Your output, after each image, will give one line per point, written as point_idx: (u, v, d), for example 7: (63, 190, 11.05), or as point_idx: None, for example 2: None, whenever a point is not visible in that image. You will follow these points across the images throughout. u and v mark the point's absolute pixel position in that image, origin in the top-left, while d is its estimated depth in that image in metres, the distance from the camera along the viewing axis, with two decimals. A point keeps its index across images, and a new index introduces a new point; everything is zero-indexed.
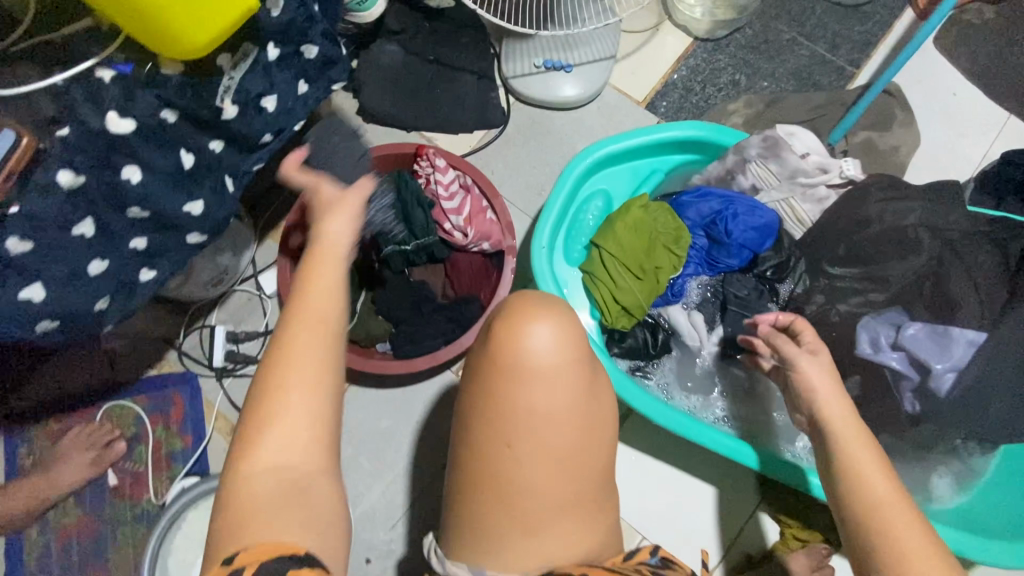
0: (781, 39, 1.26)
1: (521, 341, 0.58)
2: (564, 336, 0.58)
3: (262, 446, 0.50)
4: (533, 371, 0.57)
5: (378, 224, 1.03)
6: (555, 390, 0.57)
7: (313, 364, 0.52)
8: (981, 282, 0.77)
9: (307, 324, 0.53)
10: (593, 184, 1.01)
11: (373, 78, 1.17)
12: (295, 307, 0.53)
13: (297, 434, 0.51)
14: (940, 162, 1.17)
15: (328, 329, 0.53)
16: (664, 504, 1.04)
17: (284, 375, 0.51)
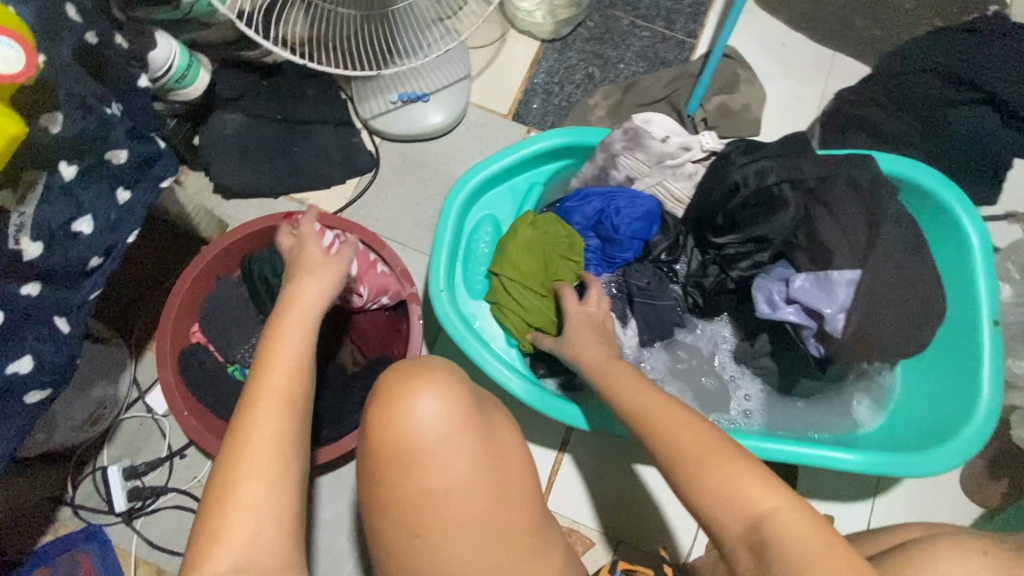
0: (621, 26, 1.29)
1: (407, 420, 0.54)
2: (455, 405, 0.55)
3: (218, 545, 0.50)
4: (426, 450, 0.54)
5: (264, 305, 0.97)
6: (452, 463, 0.54)
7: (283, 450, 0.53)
8: (845, 220, 0.81)
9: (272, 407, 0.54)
10: (477, 210, 0.98)
11: (220, 153, 1.09)
12: (267, 392, 0.54)
13: (257, 512, 0.51)
14: (790, 110, 1.25)
15: (285, 440, 0.53)
16: (622, 503, 1.04)
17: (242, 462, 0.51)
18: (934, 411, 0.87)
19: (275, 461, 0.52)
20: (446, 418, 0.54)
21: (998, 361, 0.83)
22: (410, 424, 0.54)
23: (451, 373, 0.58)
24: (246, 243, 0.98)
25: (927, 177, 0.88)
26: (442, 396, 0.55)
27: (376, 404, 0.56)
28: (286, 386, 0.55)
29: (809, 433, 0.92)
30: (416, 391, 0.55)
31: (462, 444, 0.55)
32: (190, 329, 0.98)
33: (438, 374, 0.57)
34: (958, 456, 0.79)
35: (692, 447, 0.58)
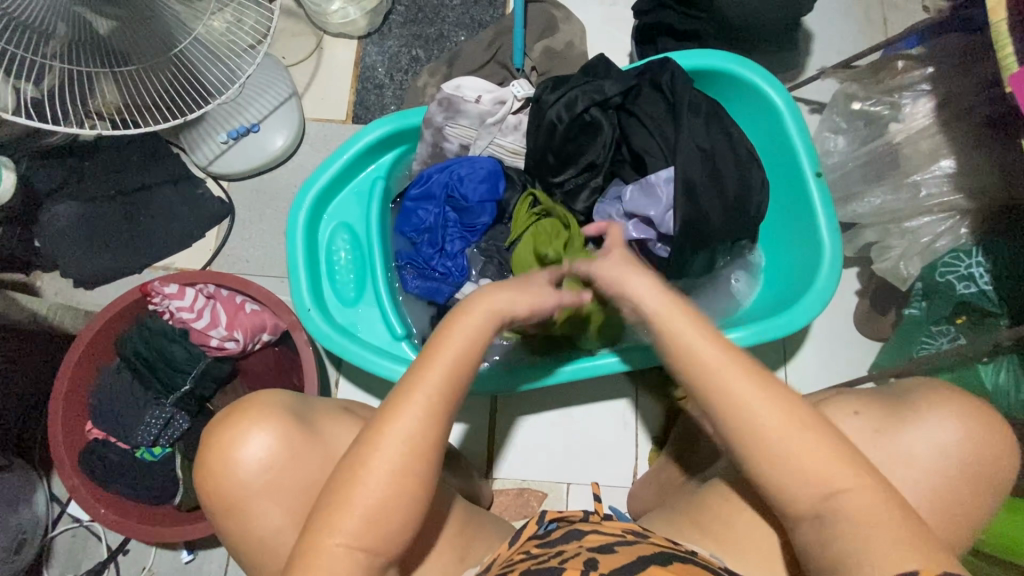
0: (430, 1, 1.30)
1: (233, 469, 0.63)
2: (275, 443, 0.63)
3: (336, 520, 0.54)
4: (258, 483, 0.63)
5: (149, 381, 0.95)
6: (282, 488, 0.63)
7: (403, 460, 0.55)
8: (654, 126, 0.85)
9: (405, 414, 0.55)
10: (327, 222, 0.97)
11: (64, 246, 1.07)
12: (416, 407, 0.56)
13: (369, 504, 0.54)
14: (611, 34, 1.29)
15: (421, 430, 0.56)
16: (558, 450, 1.08)
17: (367, 464, 0.55)
18: (793, 270, 0.92)
19: (407, 459, 0.55)
20: (269, 458, 0.63)
21: (830, 207, 0.88)
22: (244, 472, 0.63)
23: (284, 419, 0.65)
24: (114, 326, 0.95)
25: (736, 67, 0.92)
26: (267, 437, 0.63)
27: (201, 462, 0.64)
28: (441, 388, 0.57)
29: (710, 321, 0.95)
30: (242, 442, 0.63)
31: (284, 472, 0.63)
32: (84, 428, 0.94)
33: (248, 422, 0.64)
34: (815, 306, 0.85)
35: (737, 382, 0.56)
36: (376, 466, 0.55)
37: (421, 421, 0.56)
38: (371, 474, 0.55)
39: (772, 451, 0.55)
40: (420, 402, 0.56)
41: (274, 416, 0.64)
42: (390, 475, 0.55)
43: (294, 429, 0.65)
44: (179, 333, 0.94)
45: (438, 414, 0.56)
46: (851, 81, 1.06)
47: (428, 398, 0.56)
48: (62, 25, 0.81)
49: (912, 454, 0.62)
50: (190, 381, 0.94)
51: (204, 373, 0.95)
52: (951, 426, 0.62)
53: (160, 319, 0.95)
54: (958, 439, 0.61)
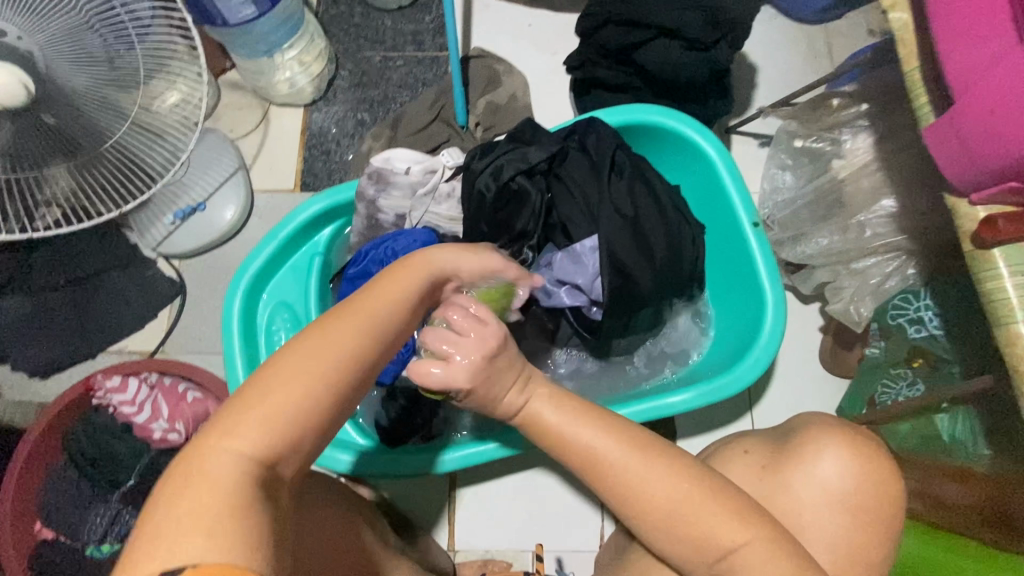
0: (375, 64, 1.31)
1: None
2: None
3: (214, 443, 0.45)
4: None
5: (95, 477, 0.94)
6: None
7: (309, 376, 0.48)
8: (579, 190, 0.84)
9: (331, 337, 0.50)
10: (266, 301, 0.97)
11: (19, 340, 1.08)
12: (335, 331, 0.51)
13: (262, 421, 0.46)
14: (555, 83, 1.29)
15: (352, 358, 0.50)
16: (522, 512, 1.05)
17: (265, 377, 0.48)
18: (737, 324, 0.90)
19: (309, 383, 0.48)
20: None
21: (770, 257, 0.86)
22: None
23: None
24: (58, 422, 0.94)
25: (650, 115, 0.91)
26: None
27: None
28: (370, 318, 0.52)
29: (663, 375, 0.94)
30: None
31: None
32: (35, 527, 0.92)
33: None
34: (757, 363, 0.82)
35: (652, 477, 0.61)
36: (281, 376, 0.48)
37: (290, 378, 0.48)
38: (276, 390, 0.47)
39: (652, 512, 0.61)
40: (290, 358, 0.49)
41: None
42: (298, 403, 0.47)
43: None
44: (123, 427, 0.93)
45: (299, 372, 0.48)
46: (791, 119, 1.04)
47: (369, 324, 0.52)
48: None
49: (804, 496, 0.66)
50: (136, 475, 0.93)
51: (149, 466, 0.93)
52: (834, 458, 0.66)
53: (104, 413, 0.94)
54: (835, 475, 0.65)
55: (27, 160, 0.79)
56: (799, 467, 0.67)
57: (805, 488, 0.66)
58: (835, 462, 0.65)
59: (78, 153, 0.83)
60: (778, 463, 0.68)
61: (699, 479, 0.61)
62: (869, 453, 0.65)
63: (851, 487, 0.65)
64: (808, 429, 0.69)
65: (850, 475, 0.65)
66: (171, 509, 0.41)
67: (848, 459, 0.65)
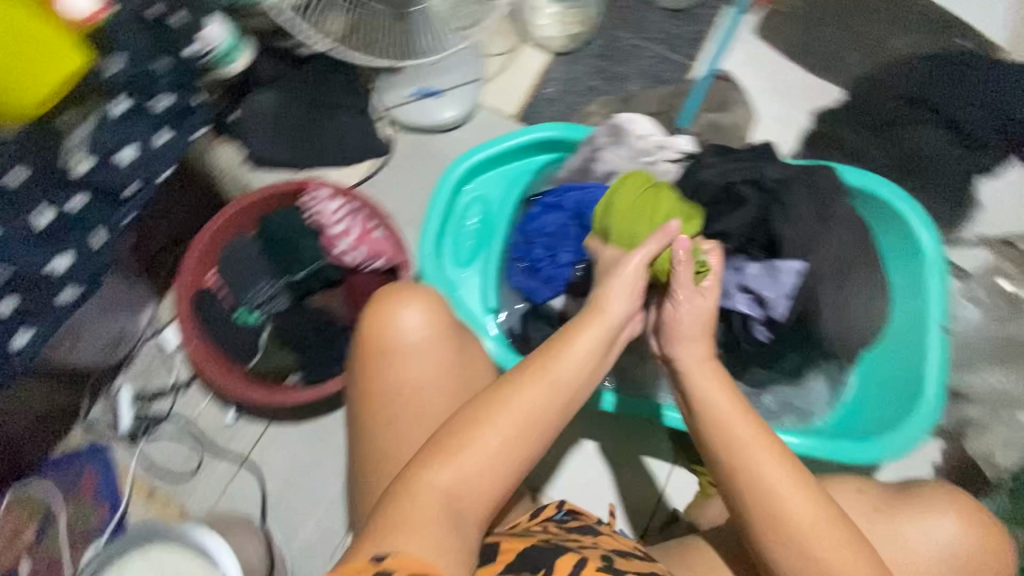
0: (627, 45, 1.40)
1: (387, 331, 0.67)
2: (430, 315, 0.67)
3: (429, 475, 0.56)
4: (412, 350, 0.66)
5: (273, 260, 1.08)
6: (425, 362, 0.66)
7: (530, 424, 0.59)
8: (798, 217, 0.88)
9: (532, 395, 0.60)
10: (468, 190, 1.08)
11: (254, 128, 1.23)
12: (534, 396, 0.60)
13: (492, 449, 0.58)
14: (778, 131, 1.33)
15: (572, 400, 0.62)
16: (585, 482, 1.08)
17: (476, 426, 0.58)
18: (883, 407, 0.91)
19: (501, 443, 0.58)
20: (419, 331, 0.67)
21: (943, 363, 0.87)
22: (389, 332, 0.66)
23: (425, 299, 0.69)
24: (265, 202, 1.09)
25: (883, 188, 0.93)
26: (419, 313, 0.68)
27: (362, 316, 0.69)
28: (565, 396, 0.61)
29: (782, 421, 0.96)
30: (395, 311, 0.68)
31: (432, 350, 0.67)
32: (205, 275, 1.08)
33: (412, 294, 0.68)
34: (896, 447, 0.82)
35: (761, 463, 0.61)
36: (485, 426, 0.58)
37: (536, 399, 0.60)
38: (484, 440, 0.58)
39: (787, 529, 0.60)
40: (546, 382, 0.61)
41: (419, 293, 0.69)
42: (504, 455, 0.58)
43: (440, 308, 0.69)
44: (314, 231, 1.07)
45: (548, 394, 0.60)
46: (1006, 259, 1.04)
47: (549, 405, 0.61)
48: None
49: (916, 549, 0.70)
50: (305, 271, 1.06)
51: (319, 271, 1.06)
52: (948, 524, 0.71)
53: (304, 213, 1.08)
54: (954, 535, 0.70)
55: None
56: (914, 519, 0.71)
57: (920, 543, 0.70)
58: (957, 527, 0.71)
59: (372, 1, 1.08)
60: (891, 509, 0.72)
61: (833, 511, 0.61)
62: (971, 512, 0.72)
63: (963, 548, 0.70)
64: (934, 489, 0.74)
65: (960, 534, 0.71)
66: (403, 514, 0.54)
67: (966, 526, 0.71)
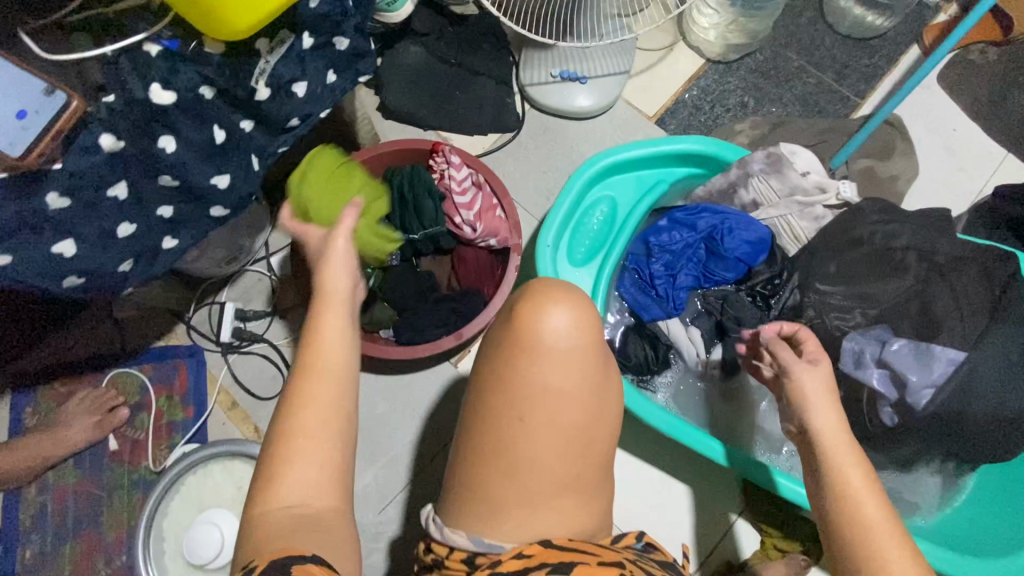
0: (790, 67, 1.30)
1: (539, 327, 0.61)
2: (582, 323, 0.62)
3: (278, 495, 0.54)
4: (557, 353, 0.61)
5: (390, 214, 1.08)
6: (570, 371, 0.61)
7: (329, 424, 0.57)
8: (965, 301, 0.80)
9: (322, 384, 0.58)
10: (600, 188, 1.04)
11: (396, 77, 1.22)
12: (321, 378, 0.58)
13: (314, 462, 0.56)
14: (938, 194, 1.21)
15: (343, 370, 0.59)
16: (653, 512, 1.04)
17: (289, 414, 0.57)
18: (1000, 526, 0.84)
19: (319, 425, 0.56)
20: (572, 330, 0.62)
21: None
22: (541, 328, 0.61)
23: (580, 299, 0.64)
24: (395, 156, 1.10)
25: None
26: (572, 313, 0.62)
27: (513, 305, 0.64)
28: (340, 367, 0.59)
29: None
30: (549, 304, 0.62)
31: (579, 360, 0.61)
32: None
33: (566, 295, 0.63)
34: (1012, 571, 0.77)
35: (889, 549, 0.55)
36: (304, 412, 0.56)
37: (331, 397, 0.58)
38: (305, 426, 0.56)
39: None
40: (322, 379, 0.58)
41: (572, 293, 0.64)
42: (321, 459, 0.56)
43: (586, 309, 0.63)
44: (439, 194, 1.05)
45: (329, 400, 0.57)
46: None
47: (328, 379, 0.58)
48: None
49: None
50: (421, 232, 1.05)
51: (435, 236, 1.06)
52: None
53: (431, 174, 1.06)
54: None
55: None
56: None
57: None
58: None
59: None
60: None
61: None
62: None
63: None
64: None
65: None
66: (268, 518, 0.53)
67: None
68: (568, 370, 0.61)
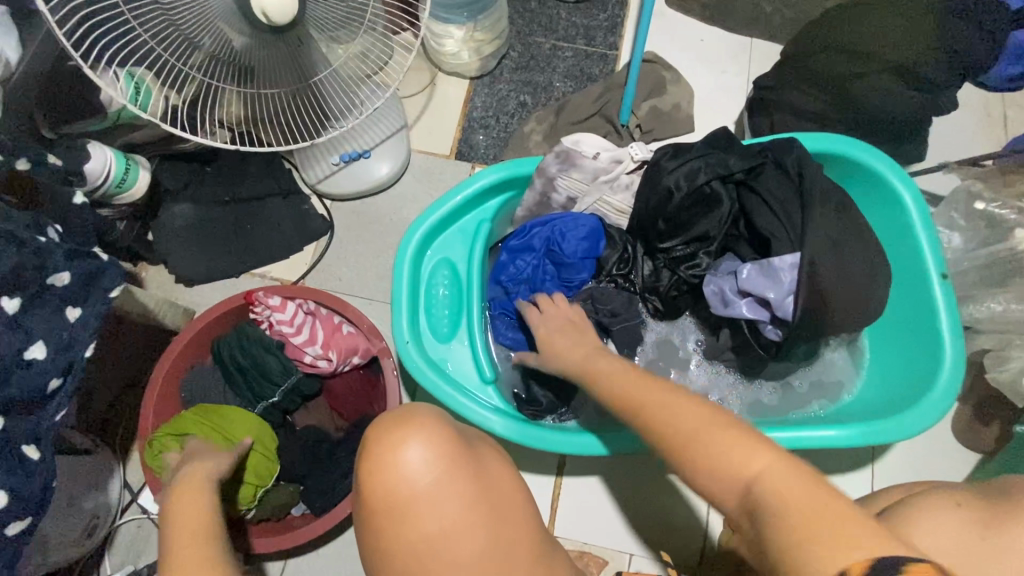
0: (544, 50, 1.33)
1: (398, 477, 0.57)
2: (441, 451, 0.58)
3: None
4: (430, 495, 0.57)
5: (240, 388, 0.99)
6: (451, 506, 0.57)
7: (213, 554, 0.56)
8: (778, 203, 0.84)
9: (202, 530, 0.59)
10: (431, 256, 1.00)
11: (175, 245, 1.11)
12: (196, 540, 0.57)
13: None
14: (719, 101, 1.29)
15: (207, 522, 0.60)
16: (640, 518, 1.03)
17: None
18: (906, 368, 0.89)
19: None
20: (433, 464, 0.57)
21: (955, 312, 0.85)
22: (400, 476, 0.57)
23: (429, 420, 0.60)
24: (211, 329, 0.99)
25: (852, 149, 0.90)
26: (425, 445, 0.58)
27: (365, 460, 0.59)
28: (206, 518, 0.60)
29: (810, 407, 0.94)
30: (400, 446, 0.58)
31: (454, 488, 0.58)
32: None
33: (416, 425, 0.59)
34: (936, 411, 0.80)
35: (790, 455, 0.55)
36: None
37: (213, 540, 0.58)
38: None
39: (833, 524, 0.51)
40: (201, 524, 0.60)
41: (420, 418, 0.60)
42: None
43: (442, 431, 0.59)
44: (276, 344, 0.96)
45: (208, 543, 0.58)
46: (977, 181, 1.02)
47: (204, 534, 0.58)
48: (208, 37, 0.81)
49: None
50: (279, 391, 0.97)
51: (293, 386, 0.97)
52: None
53: (259, 327, 0.97)
54: None
55: (218, 80, 0.87)
56: None
57: None
58: None
59: (252, 81, 0.91)
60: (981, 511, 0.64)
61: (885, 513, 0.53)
62: None
63: None
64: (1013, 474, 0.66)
65: None
66: None
67: None
68: (449, 506, 0.57)
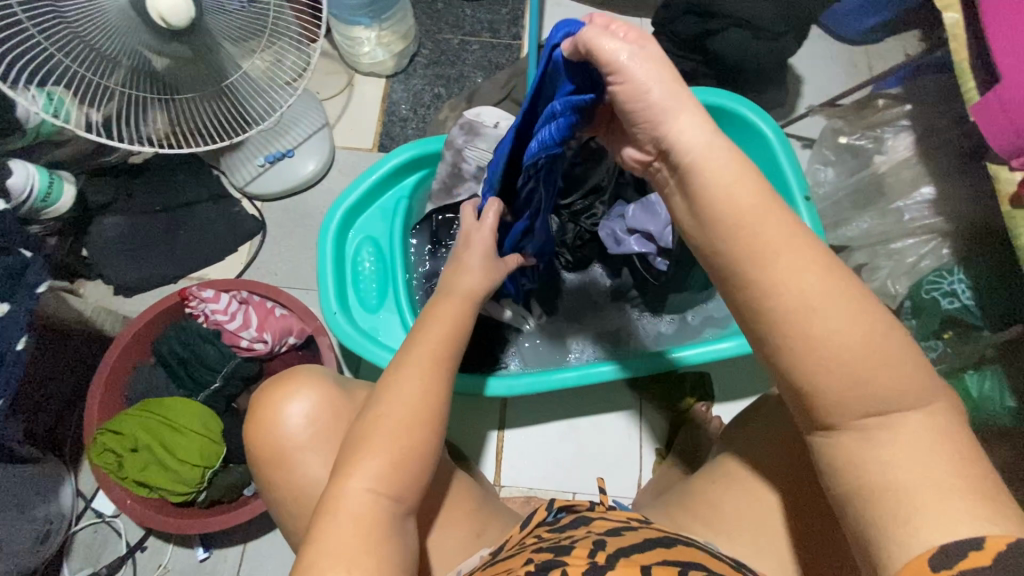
0: (452, 45, 1.43)
1: (279, 428, 0.69)
2: (315, 408, 0.70)
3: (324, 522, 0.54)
4: (303, 444, 0.68)
5: (181, 380, 1.03)
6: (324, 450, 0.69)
7: (408, 427, 0.59)
8: None
9: (410, 381, 0.62)
10: (354, 236, 1.07)
11: (109, 256, 1.15)
12: (390, 422, 0.59)
13: (384, 468, 0.57)
14: None
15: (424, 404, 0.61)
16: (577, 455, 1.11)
17: (358, 450, 0.58)
18: None
19: (385, 464, 0.57)
20: (311, 416, 0.69)
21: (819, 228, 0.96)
22: (282, 427, 0.69)
23: (313, 379, 0.72)
24: (150, 328, 1.03)
25: (718, 98, 1.01)
26: (303, 401, 0.69)
27: (252, 419, 0.71)
28: (422, 372, 0.64)
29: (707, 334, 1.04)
30: (281, 402, 0.70)
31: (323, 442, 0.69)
32: None
33: (295, 387, 0.70)
34: None
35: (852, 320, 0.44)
36: (368, 457, 0.57)
37: (407, 394, 0.61)
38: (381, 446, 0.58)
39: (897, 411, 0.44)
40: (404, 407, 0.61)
41: (301, 380, 0.71)
42: (382, 468, 0.57)
43: (319, 390, 0.71)
44: (212, 333, 1.02)
45: (416, 425, 0.60)
46: (838, 118, 1.15)
47: (430, 405, 0.61)
48: (126, 55, 0.88)
49: None
50: (220, 378, 1.01)
51: (233, 371, 1.02)
52: None
53: (197, 321, 1.02)
54: None
55: (139, 91, 0.93)
56: None
57: None
58: None
59: (173, 92, 0.97)
60: None
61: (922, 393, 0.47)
62: None
63: None
64: None
65: None
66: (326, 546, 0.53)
67: None
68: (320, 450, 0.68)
